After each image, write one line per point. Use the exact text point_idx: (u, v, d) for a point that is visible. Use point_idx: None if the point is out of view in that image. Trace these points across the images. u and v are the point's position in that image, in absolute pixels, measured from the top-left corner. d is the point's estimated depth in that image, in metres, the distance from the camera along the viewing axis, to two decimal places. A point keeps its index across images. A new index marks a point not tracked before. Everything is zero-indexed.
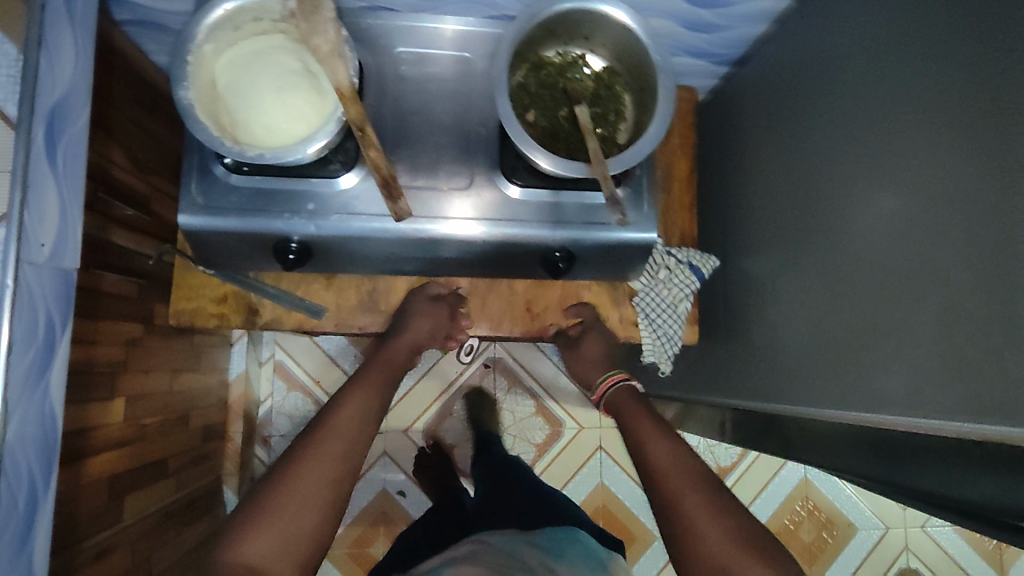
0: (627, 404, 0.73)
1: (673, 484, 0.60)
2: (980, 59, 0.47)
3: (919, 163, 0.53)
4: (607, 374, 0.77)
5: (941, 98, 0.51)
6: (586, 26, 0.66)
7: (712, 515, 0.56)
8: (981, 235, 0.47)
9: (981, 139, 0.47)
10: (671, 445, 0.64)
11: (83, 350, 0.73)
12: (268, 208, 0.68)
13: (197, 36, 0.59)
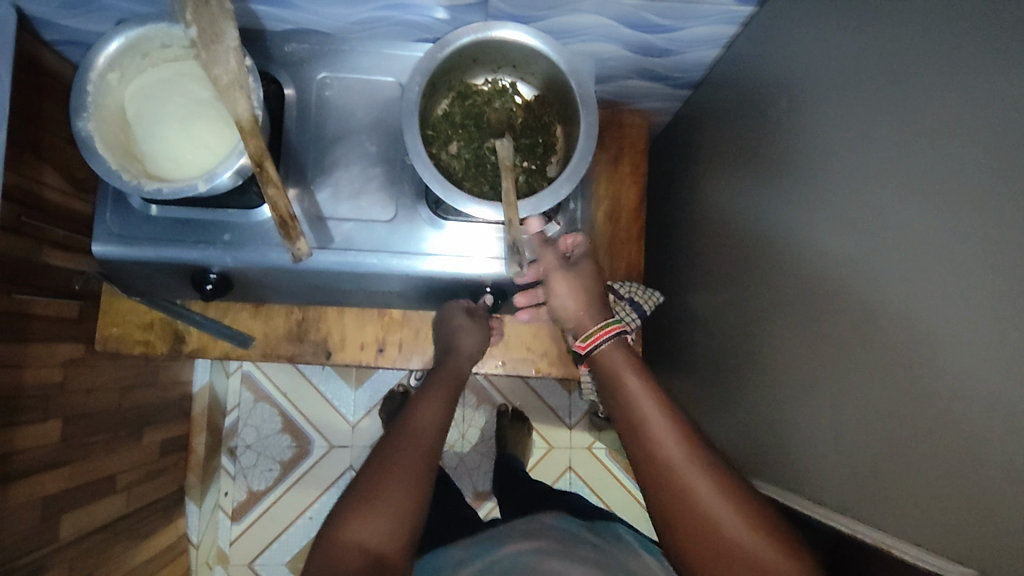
0: (618, 364, 0.62)
1: (696, 501, 0.52)
2: (936, 97, 0.42)
3: (868, 211, 0.48)
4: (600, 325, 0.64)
5: (895, 138, 0.46)
6: (513, 53, 0.63)
7: (738, 515, 0.51)
8: (930, 299, 0.41)
9: (933, 188, 0.42)
10: (675, 427, 0.56)
11: (4, 375, 0.70)
12: (184, 239, 0.66)
13: (98, 66, 0.58)
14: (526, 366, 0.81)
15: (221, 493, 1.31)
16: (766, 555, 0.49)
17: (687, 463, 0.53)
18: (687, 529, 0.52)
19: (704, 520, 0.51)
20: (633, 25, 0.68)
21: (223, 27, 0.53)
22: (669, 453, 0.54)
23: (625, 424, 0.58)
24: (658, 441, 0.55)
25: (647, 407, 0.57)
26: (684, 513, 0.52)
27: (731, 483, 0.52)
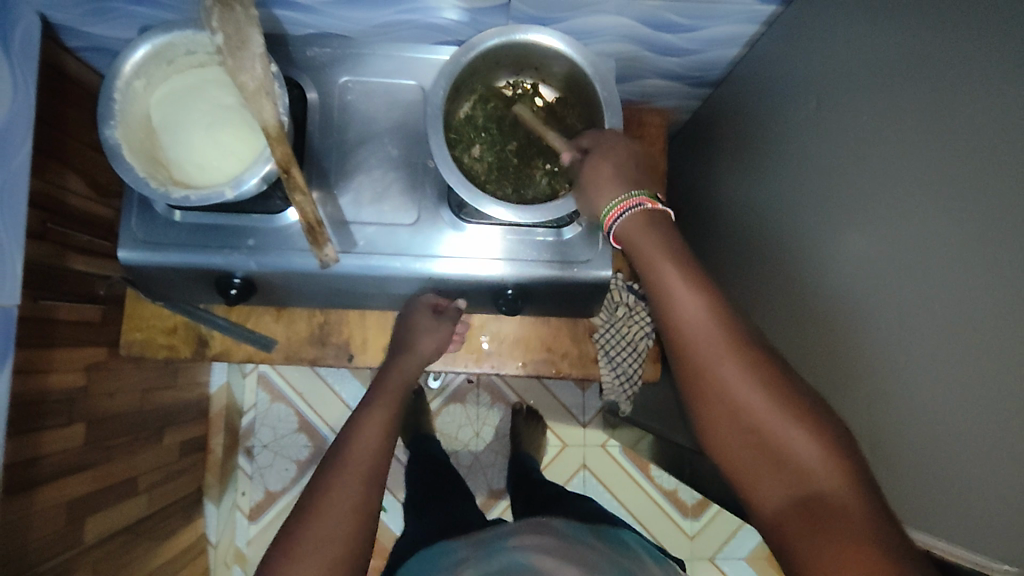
0: (641, 241, 0.53)
1: (722, 390, 0.47)
2: (966, 97, 0.41)
3: (892, 212, 0.48)
4: (618, 199, 0.55)
5: (920, 138, 0.45)
6: (534, 56, 0.63)
7: (769, 406, 0.45)
8: (958, 303, 0.41)
9: (962, 190, 0.41)
10: (702, 305, 0.49)
11: (30, 381, 0.71)
12: (208, 244, 0.66)
13: (126, 73, 0.59)
14: (547, 367, 0.81)
15: (238, 493, 1.32)
16: (779, 431, 0.45)
17: (712, 338, 0.48)
18: (705, 405, 0.48)
19: (723, 396, 0.47)
20: (654, 26, 0.68)
21: (249, 34, 0.52)
22: (693, 328, 0.49)
23: (649, 296, 0.52)
24: (682, 314, 0.49)
25: (670, 278, 0.50)
26: (703, 390, 0.48)
27: (764, 366, 0.47)
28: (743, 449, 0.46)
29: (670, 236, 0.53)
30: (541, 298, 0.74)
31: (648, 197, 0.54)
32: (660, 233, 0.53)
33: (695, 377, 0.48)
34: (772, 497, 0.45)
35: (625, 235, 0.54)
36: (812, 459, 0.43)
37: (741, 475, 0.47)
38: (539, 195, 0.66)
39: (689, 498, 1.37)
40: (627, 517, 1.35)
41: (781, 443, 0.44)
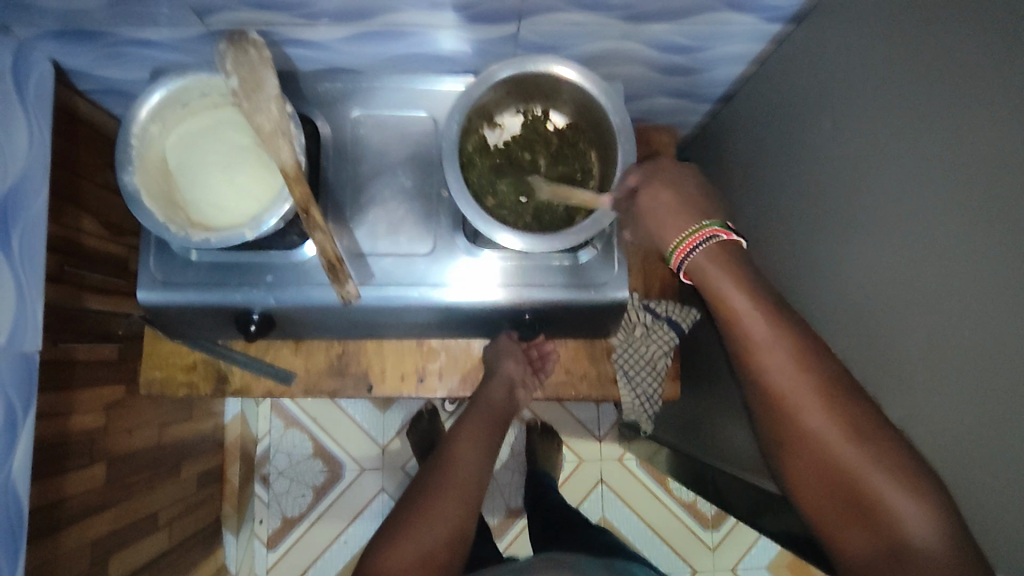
0: (712, 272, 0.55)
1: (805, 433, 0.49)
2: (984, 118, 0.41)
3: (911, 230, 0.48)
4: (693, 231, 0.56)
5: (937, 160, 0.45)
6: (545, 85, 0.64)
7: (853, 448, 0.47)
8: (985, 322, 0.41)
9: (985, 210, 0.41)
10: (782, 348, 0.51)
11: (51, 423, 0.70)
12: (227, 282, 0.67)
13: (141, 119, 0.59)
14: (567, 389, 0.81)
15: (255, 522, 1.32)
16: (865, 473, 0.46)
17: (797, 387, 0.50)
18: (791, 451, 0.51)
19: (808, 443, 0.49)
20: (661, 48, 0.68)
21: (264, 77, 0.53)
22: (773, 370, 0.51)
23: (731, 339, 0.54)
24: (767, 358, 0.52)
25: (753, 322, 0.53)
26: (791, 437, 0.50)
27: (847, 405, 0.48)
28: (830, 498, 0.48)
29: (743, 270, 0.55)
30: (558, 322, 0.75)
31: (720, 228, 0.56)
32: (736, 268, 0.55)
33: (779, 418, 0.51)
34: (860, 547, 0.46)
35: (698, 268, 0.56)
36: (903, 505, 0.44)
37: (827, 525, 0.49)
38: (556, 223, 0.66)
39: (708, 510, 1.37)
40: (647, 531, 1.35)
41: (870, 494, 0.46)
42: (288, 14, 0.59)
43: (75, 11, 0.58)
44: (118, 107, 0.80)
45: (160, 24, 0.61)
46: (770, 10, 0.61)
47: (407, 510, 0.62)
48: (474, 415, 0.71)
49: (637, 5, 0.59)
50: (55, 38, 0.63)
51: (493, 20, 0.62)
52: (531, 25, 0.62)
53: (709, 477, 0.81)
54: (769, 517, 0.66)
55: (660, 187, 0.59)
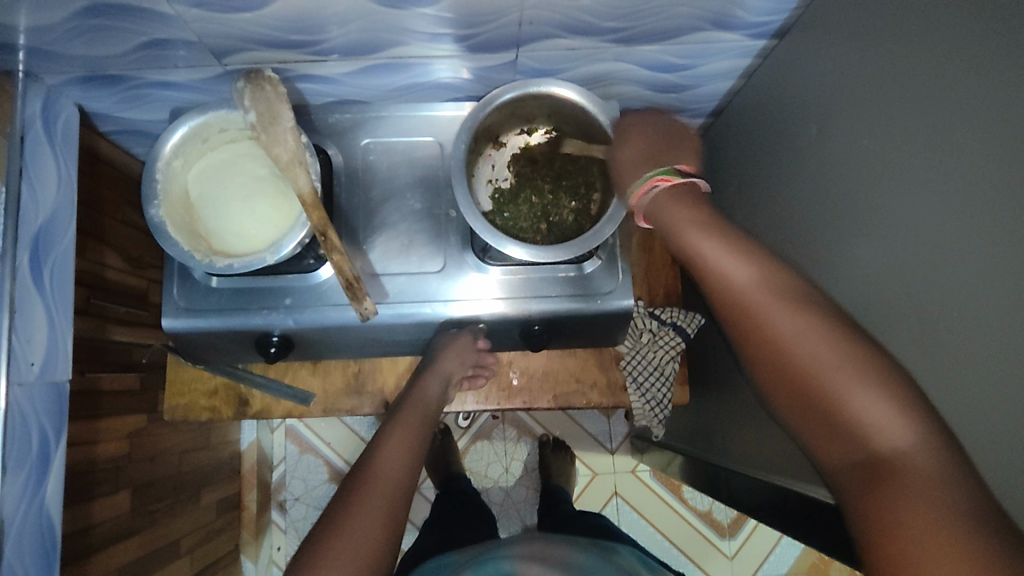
0: (677, 208, 0.54)
1: (780, 351, 0.47)
2: (933, 116, 0.44)
3: (885, 227, 0.50)
4: (646, 179, 0.57)
5: (899, 157, 0.48)
6: (549, 105, 0.68)
7: (823, 360, 0.45)
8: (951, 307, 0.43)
9: (942, 203, 0.43)
10: (748, 273, 0.50)
11: (80, 451, 0.73)
12: (249, 306, 0.69)
13: (166, 154, 0.63)
14: (577, 398, 0.83)
15: (273, 549, 1.33)
16: (835, 386, 0.44)
17: (765, 305, 0.48)
18: (770, 375, 0.48)
19: (777, 356, 0.47)
20: (652, 67, 0.72)
21: (282, 111, 0.57)
22: (744, 297, 0.49)
23: (692, 267, 0.54)
24: (731, 282, 0.50)
25: (711, 248, 0.52)
26: (765, 356, 0.48)
27: (816, 319, 0.46)
28: (811, 419, 0.45)
29: (704, 205, 0.54)
30: (566, 331, 0.77)
31: (664, 176, 0.56)
32: (695, 206, 0.54)
33: (750, 342, 0.49)
34: (847, 465, 0.43)
35: (660, 210, 0.55)
36: (874, 417, 0.41)
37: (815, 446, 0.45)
38: (565, 233, 0.70)
39: (724, 518, 1.37)
40: (664, 543, 1.35)
41: (845, 406, 0.43)
42: (299, 51, 0.63)
43: (102, 57, 0.62)
44: (138, 147, 0.84)
45: (180, 66, 0.65)
46: (754, 27, 0.65)
47: (339, 505, 0.59)
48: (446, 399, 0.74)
49: (627, 28, 0.63)
50: (82, 84, 0.67)
51: (491, 49, 0.65)
52: (530, 51, 0.66)
53: (717, 477, 0.83)
54: (775, 510, 0.68)
55: (627, 147, 0.62)
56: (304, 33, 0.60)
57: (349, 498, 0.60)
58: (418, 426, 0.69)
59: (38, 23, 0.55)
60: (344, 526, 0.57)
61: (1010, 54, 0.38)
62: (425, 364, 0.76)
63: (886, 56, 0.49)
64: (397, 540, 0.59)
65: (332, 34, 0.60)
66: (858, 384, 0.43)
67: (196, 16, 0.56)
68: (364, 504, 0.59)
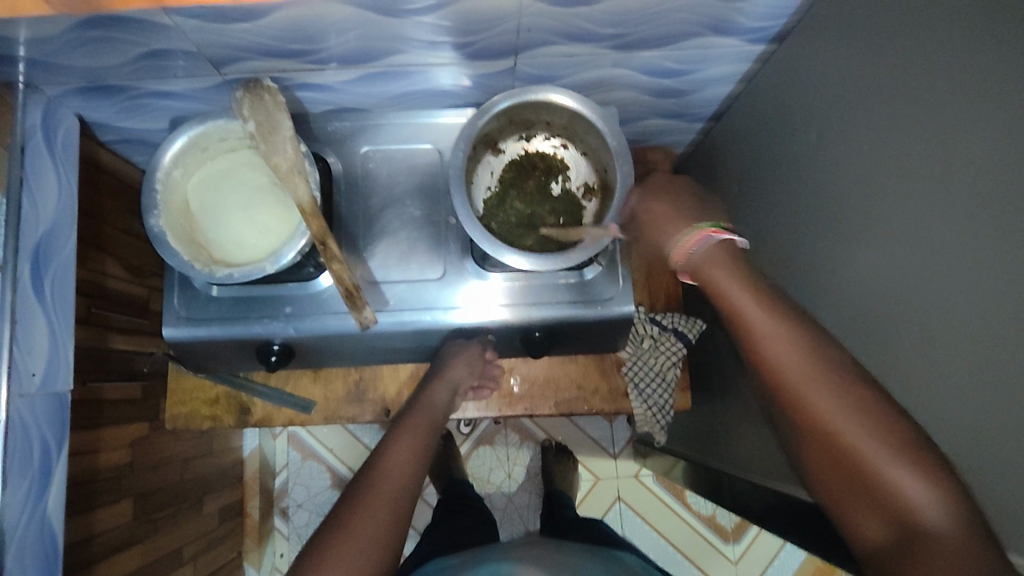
0: (715, 267, 0.55)
1: (820, 422, 0.47)
2: (936, 122, 0.44)
3: (884, 231, 0.50)
4: (692, 233, 0.57)
5: (901, 162, 0.48)
6: (547, 112, 0.68)
7: (863, 434, 0.45)
8: (956, 312, 0.43)
9: (947, 208, 0.43)
10: (791, 342, 0.50)
11: (82, 461, 0.73)
12: (248, 315, 0.69)
13: (165, 164, 0.63)
14: (579, 404, 0.83)
15: (276, 556, 1.33)
16: (876, 461, 0.44)
17: (804, 375, 0.48)
18: (805, 439, 0.49)
19: (815, 425, 0.48)
20: (650, 72, 0.72)
21: (280, 120, 0.57)
22: (785, 364, 0.50)
23: (732, 327, 0.54)
24: (767, 345, 0.51)
25: (755, 315, 0.52)
26: (802, 425, 0.49)
27: (861, 392, 0.47)
28: (844, 487, 0.46)
29: (742, 267, 0.55)
30: (567, 338, 0.77)
31: (715, 228, 0.56)
32: (733, 267, 0.54)
33: (788, 408, 0.50)
34: (877, 533, 0.44)
35: (698, 267, 0.56)
36: (913, 490, 0.42)
37: (841, 509, 0.47)
38: (565, 240, 0.70)
39: (728, 523, 1.36)
40: (668, 548, 1.35)
41: (885, 480, 0.44)
42: (297, 60, 0.63)
43: (101, 68, 0.62)
44: (138, 156, 0.84)
45: (179, 76, 0.65)
46: (752, 32, 0.65)
47: (346, 505, 0.60)
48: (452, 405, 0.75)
49: (625, 35, 0.63)
50: (82, 94, 0.67)
51: (489, 56, 0.65)
52: (528, 58, 0.66)
53: (721, 483, 0.83)
54: (779, 516, 0.68)
55: (664, 204, 0.61)
56: (303, 42, 0.60)
57: (354, 498, 0.60)
58: (424, 431, 0.70)
59: (38, 35, 0.55)
60: (348, 528, 0.57)
61: (1015, 60, 0.38)
62: (434, 372, 0.77)
63: (885, 62, 0.49)
64: (400, 543, 0.59)
65: (330, 43, 0.60)
66: (899, 459, 0.43)
67: (194, 26, 0.56)
68: (371, 504, 0.59)
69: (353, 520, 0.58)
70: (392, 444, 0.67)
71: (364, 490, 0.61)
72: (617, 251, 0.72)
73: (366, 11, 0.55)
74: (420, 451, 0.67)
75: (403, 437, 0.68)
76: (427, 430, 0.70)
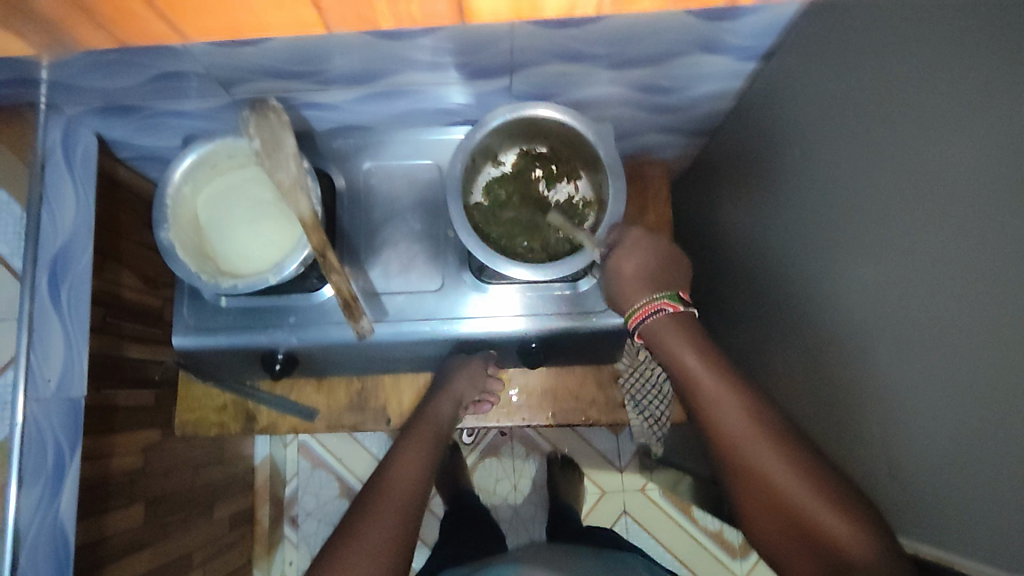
0: (667, 332, 0.63)
1: (762, 477, 0.55)
2: (933, 141, 0.45)
3: (881, 248, 0.51)
4: (646, 299, 0.65)
5: (899, 181, 0.48)
6: (543, 128, 0.70)
7: (801, 485, 0.54)
8: (961, 332, 0.43)
9: (943, 227, 0.44)
10: (739, 406, 0.58)
11: (94, 465, 0.75)
12: (253, 325, 0.72)
13: (176, 180, 0.66)
14: (576, 415, 0.85)
15: (285, 564, 1.35)
16: (813, 511, 0.53)
17: (750, 440, 0.57)
18: (748, 495, 0.57)
19: (759, 480, 0.56)
20: (645, 89, 0.73)
21: (285, 138, 0.59)
22: (733, 430, 0.58)
23: (689, 392, 0.61)
24: (716, 410, 0.59)
25: (705, 377, 0.60)
26: (743, 479, 0.57)
27: (795, 449, 0.56)
28: (786, 532, 0.54)
29: (695, 335, 0.63)
30: (564, 349, 0.78)
31: (670, 300, 0.64)
32: (686, 329, 0.63)
33: (736, 468, 0.57)
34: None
35: (653, 335, 0.64)
36: (852, 543, 0.50)
37: (787, 557, 0.55)
38: (558, 251, 0.71)
39: (736, 539, 1.35)
40: (676, 563, 1.34)
41: (823, 530, 0.52)
42: (301, 80, 0.66)
43: (117, 89, 0.66)
44: (154, 172, 0.88)
45: (191, 96, 0.68)
46: (742, 49, 0.66)
47: (356, 513, 0.61)
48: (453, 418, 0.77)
49: (617, 54, 0.64)
50: (101, 114, 0.71)
51: (486, 75, 0.67)
52: (523, 77, 0.68)
53: (721, 494, 0.84)
54: None
55: (634, 261, 0.66)
56: (307, 64, 0.62)
57: (363, 506, 0.62)
58: (429, 442, 0.71)
59: (59, 59, 0.59)
60: (358, 532, 0.59)
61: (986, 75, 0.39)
62: (438, 382, 0.80)
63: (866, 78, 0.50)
64: (410, 550, 0.60)
65: (335, 64, 0.63)
66: (835, 509, 0.52)
67: (203, 50, 0.59)
68: (380, 513, 0.61)
69: (361, 528, 0.59)
70: (400, 455, 0.69)
71: (371, 498, 0.63)
72: None
73: (367, 35, 0.57)
74: (426, 461, 0.69)
75: (410, 447, 0.70)
76: (434, 441, 0.72)
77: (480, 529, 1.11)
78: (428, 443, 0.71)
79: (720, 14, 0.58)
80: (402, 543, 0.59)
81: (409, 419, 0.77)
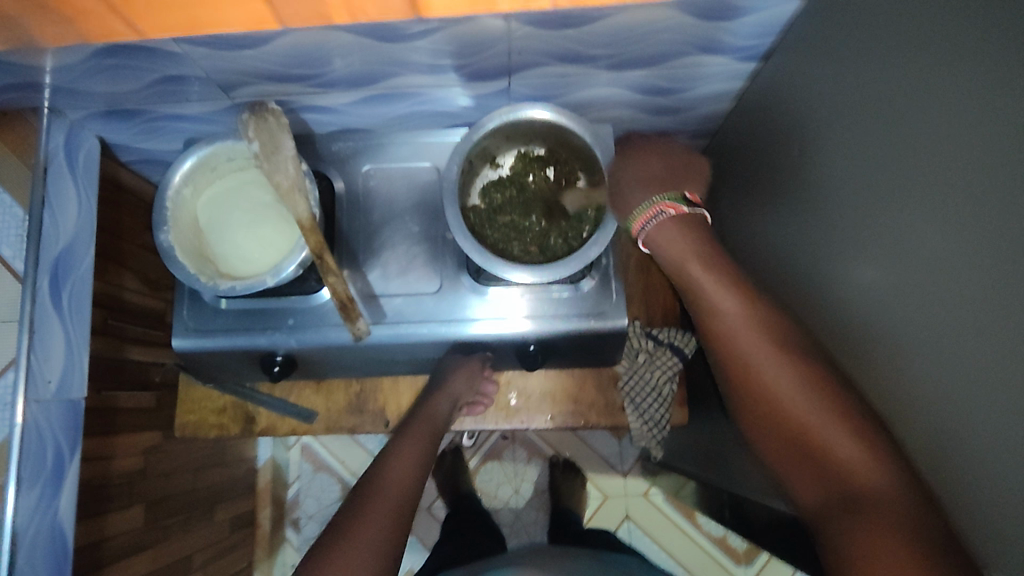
0: (680, 239, 0.62)
1: (770, 392, 0.55)
2: (929, 141, 0.44)
3: (880, 248, 0.50)
4: (654, 201, 0.64)
5: (896, 182, 0.48)
6: (541, 130, 0.70)
7: (804, 401, 0.53)
8: (957, 334, 0.43)
9: (944, 228, 0.43)
10: (750, 318, 0.59)
11: (93, 467, 0.75)
12: (252, 327, 0.72)
13: (175, 183, 0.66)
14: (575, 418, 0.85)
15: (287, 567, 1.35)
16: (823, 432, 0.51)
17: (759, 352, 0.57)
18: (757, 410, 0.57)
19: (766, 394, 0.56)
20: (644, 90, 0.73)
21: (283, 141, 0.60)
22: (741, 341, 0.58)
23: (699, 308, 0.63)
24: (727, 319, 0.60)
25: (714, 288, 0.61)
26: (749, 392, 0.57)
27: (807, 363, 0.54)
28: (790, 446, 0.54)
29: (708, 245, 0.63)
30: (562, 351, 0.78)
31: (671, 203, 0.64)
32: (697, 238, 0.63)
33: (743, 383, 0.58)
34: (814, 493, 0.51)
35: (656, 238, 0.64)
36: (863, 461, 0.48)
37: (792, 476, 0.54)
38: (557, 253, 0.71)
39: (740, 544, 1.34)
40: (678, 568, 1.33)
41: (829, 448, 0.50)
42: (302, 83, 0.66)
43: (119, 93, 0.66)
44: (156, 175, 0.89)
45: (191, 99, 0.69)
46: (741, 50, 0.66)
47: (347, 514, 0.61)
48: (437, 420, 0.76)
49: (617, 55, 0.64)
50: (102, 118, 0.71)
51: (485, 77, 0.68)
52: (522, 79, 0.68)
53: (722, 496, 0.84)
54: (780, 530, 0.68)
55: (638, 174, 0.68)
56: (307, 67, 0.63)
57: (353, 507, 0.62)
58: (423, 444, 0.71)
59: (61, 62, 0.59)
60: (349, 530, 0.59)
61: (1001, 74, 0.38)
62: (435, 384, 0.80)
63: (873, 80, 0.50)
64: (398, 552, 0.60)
65: (335, 67, 0.63)
66: (846, 427, 0.50)
67: (203, 53, 0.59)
68: (371, 515, 0.61)
69: (351, 529, 0.59)
70: (392, 455, 0.69)
71: (363, 499, 0.63)
72: (607, 267, 0.73)
73: (366, 37, 0.58)
74: (418, 462, 0.69)
75: (403, 446, 0.70)
76: (426, 442, 0.72)
77: (481, 532, 1.11)
78: (420, 443, 0.71)
79: (718, 14, 0.58)
80: (391, 546, 0.59)
81: (402, 420, 0.77)
